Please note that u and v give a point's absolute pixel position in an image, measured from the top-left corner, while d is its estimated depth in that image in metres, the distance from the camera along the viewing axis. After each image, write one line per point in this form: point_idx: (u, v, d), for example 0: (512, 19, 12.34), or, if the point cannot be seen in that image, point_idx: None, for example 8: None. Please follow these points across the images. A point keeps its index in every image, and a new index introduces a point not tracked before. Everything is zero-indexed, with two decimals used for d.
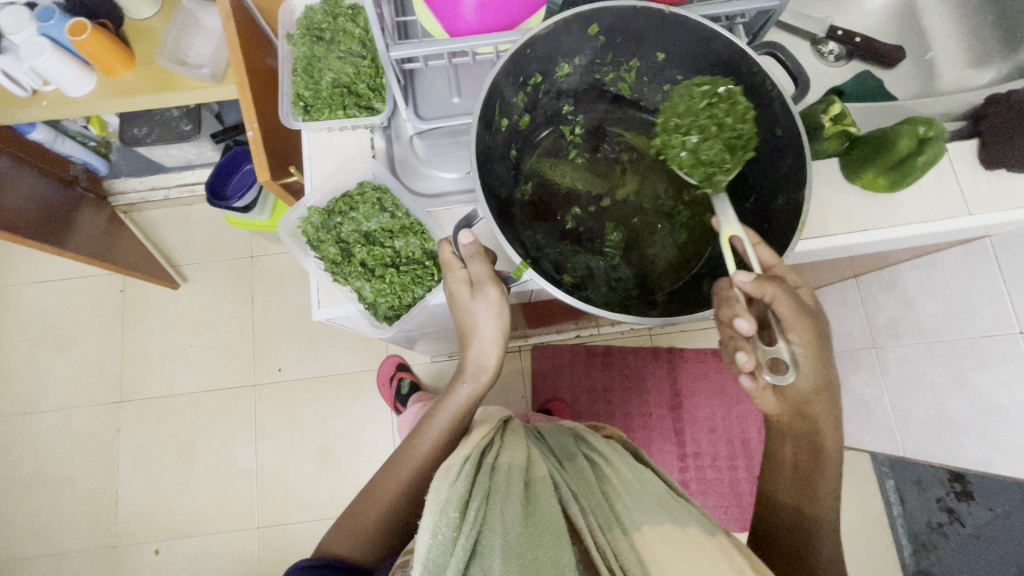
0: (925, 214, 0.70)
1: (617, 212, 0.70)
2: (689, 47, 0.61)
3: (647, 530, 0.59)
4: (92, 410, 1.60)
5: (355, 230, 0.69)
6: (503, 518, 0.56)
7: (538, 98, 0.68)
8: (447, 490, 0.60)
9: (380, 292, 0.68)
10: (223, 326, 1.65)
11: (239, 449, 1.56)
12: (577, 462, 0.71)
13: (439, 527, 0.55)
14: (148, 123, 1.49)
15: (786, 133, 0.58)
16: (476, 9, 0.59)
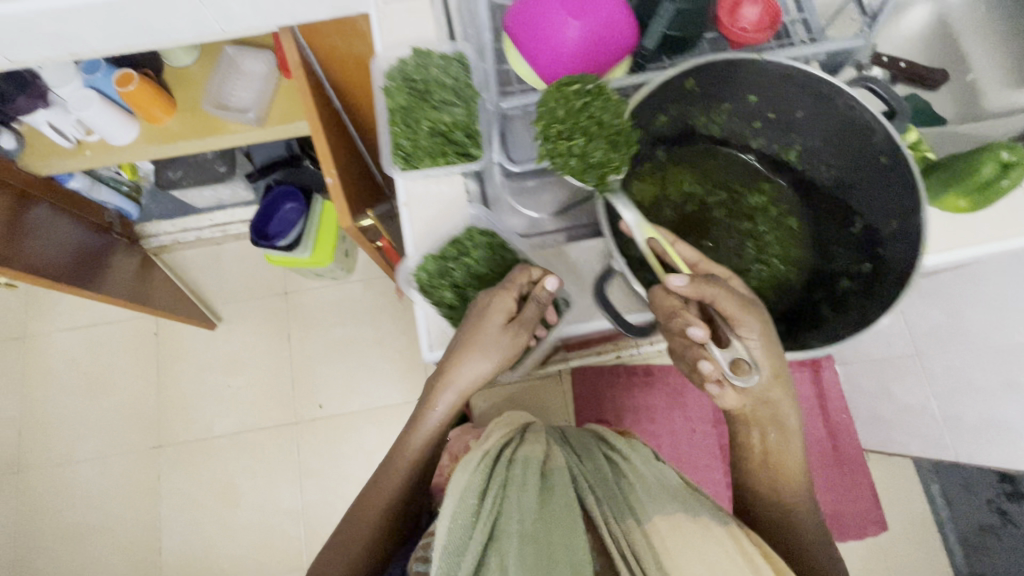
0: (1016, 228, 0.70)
1: (728, 251, 0.67)
2: (786, 85, 0.60)
3: (658, 520, 0.62)
4: (129, 457, 1.57)
5: (468, 274, 0.67)
6: (520, 505, 0.62)
7: (636, 148, 0.65)
8: (467, 480, 0.66)
9: None
10: (260, 365, 1.64)
11: (283, 489, 1.54)
12: (595, 457, 0.73)
13: (459, 513, 0.62)
14: (183, 166, 1.50)
15: (895, 164, 0.57)
16: (576, 60, 0.61)
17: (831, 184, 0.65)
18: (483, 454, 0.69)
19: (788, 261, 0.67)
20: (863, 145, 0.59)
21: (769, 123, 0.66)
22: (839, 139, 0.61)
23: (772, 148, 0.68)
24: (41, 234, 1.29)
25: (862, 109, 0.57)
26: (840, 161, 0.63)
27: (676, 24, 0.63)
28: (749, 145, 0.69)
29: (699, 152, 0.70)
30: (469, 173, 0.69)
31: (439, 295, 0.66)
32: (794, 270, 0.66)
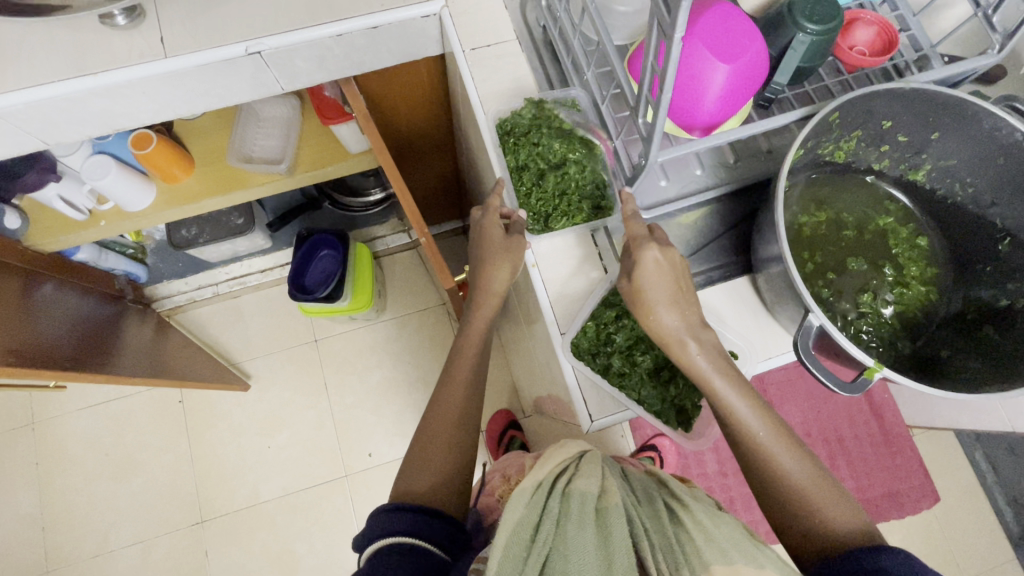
0: None
1: (867, 277, 0.66)
2: (927, 111, 0.59)
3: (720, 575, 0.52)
4: (171, 538, 1.46)
5: (629, 336, 0.62)
6: (579, 549, 0.53)
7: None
8: (521, 510, 0.58)
9: (668, 397, 0.62)
10: (300, 420, 1.56)
11: (344, 547, 1.47)
12: (654, 500, 0.63)
13: (510, 545, 0.54)
14: (197, 222, 1.41)
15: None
16: (718, 100, 0.59)
17: (964, 200, 0.65)
18: (536, 485, 0.61)
19: (927, 282, 0.67)
20: (1009, 166, 0.59)
21: (897, 146, 0.66)
22: (980, 162, 0.61)
23: (897, 168, 0.68)
24: (53, 311, 1.15)
25: (1014, 131, 0.57)
26: (975, 181, 0.63)
27: (808, 56, 0.61)
28: (870, 166, 0.69)
29: (824, 178, 0.69)
30: (601, 226, 0.65)
31: (601, 359, 0.61)
32: (935, 290, 0.67)
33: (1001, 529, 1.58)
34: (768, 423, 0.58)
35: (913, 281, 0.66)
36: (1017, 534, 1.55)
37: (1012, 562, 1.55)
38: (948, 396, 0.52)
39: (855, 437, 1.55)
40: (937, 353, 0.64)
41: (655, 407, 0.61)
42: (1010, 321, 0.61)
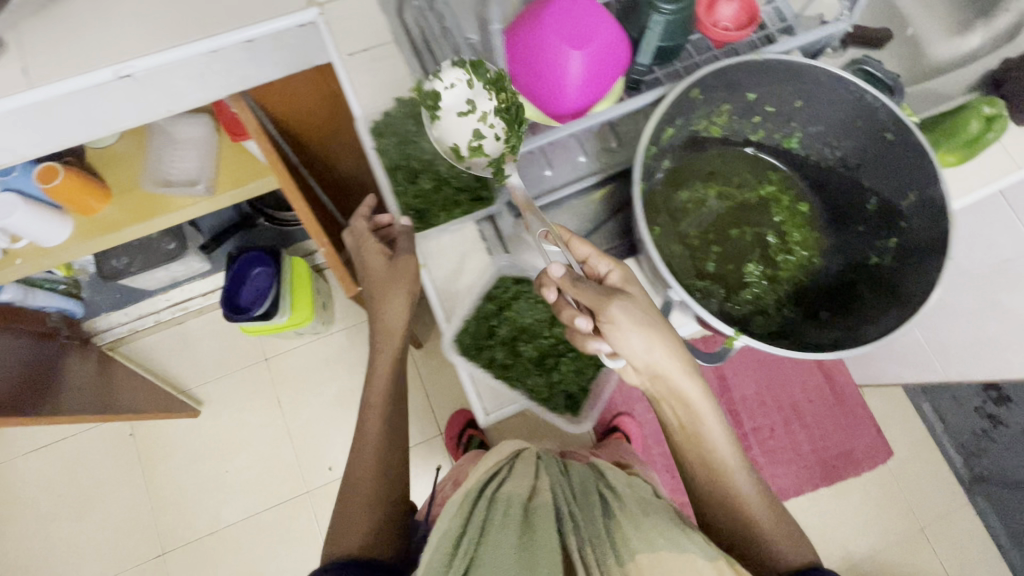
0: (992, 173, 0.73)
1: (746, 249, 0.67)
2: (786, 80, 0.61)
3: (646, 557, 0.51)
4: (134, 573, 1.44)
5: (513, 328, 0.68)
6: (497, 557, 0.51)
7: (652, 167, 0.65)
8: (445, 530, 0.55)
9: (552, 383, 0.67)
10: (257, 441, 1.54)
11: (313, 563, 1.46)
12: (591, 494, 0.60)
13: (432, 564, 0.52)
14: (127, 251, 1.38)
15: (903, 139, 0.59)
16: (578, 89, 0.59)
17: (836, 164, 0.67)
18: (464, 499, 0.58)
19: (810, 248, 0.68)
20: (866, 128, 0.61)
21: (767, 118, 0.67)
22: (844, 126, 0.63)
23: (773, 138, 0.69)
24: None
25: (867, 92, 0.58)
26: (840, 145, 0.65)
27: (668, 36, 0.62)
28: (749, 138, 0.70)
29: (705, 154, 0.70)
30: (484, 218, 0.66)
31: (486, 352, 0.66)
32: (815, 255, 0.68)
33: (954, 477, 1.62)
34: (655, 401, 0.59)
35: (793, 248, 0.68)
36: (968, 480, 1.60)
37: (966, 508, 1.60)
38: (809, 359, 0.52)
39: (808, 402, 1.59)
40: (818, 317, 0.65)
41: (541, 394, 0.66)
42: (881, 279, 0.63)
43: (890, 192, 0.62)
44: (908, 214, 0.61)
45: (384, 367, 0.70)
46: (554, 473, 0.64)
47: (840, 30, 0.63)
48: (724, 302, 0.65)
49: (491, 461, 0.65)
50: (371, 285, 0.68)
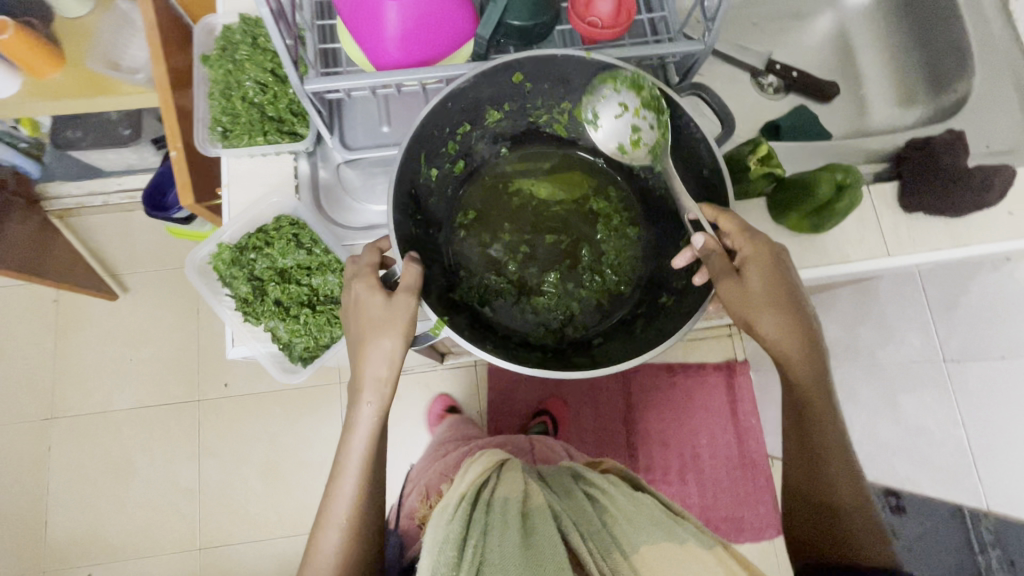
0: (848, 255, 0.69)
1: (546, 252, 0.66)
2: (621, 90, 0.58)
3: (644, 551, 0.61)
4: (21, 427, 1.51)
5: (270, 268, 0.64)
6: (503, 548, 0.57)
7: (470, 146, 0.65)
8: (445, 529, 0.60)
9: (295, 332, 0.63)
10: (166, 340, 1.58)
11: (182, 469, 1.50)
12: (575, 493, 0.71)
13: (439, 565, 0.56)
14: (83, 125, 1.41)
15: (716, 180, 0.58)
16: (399, 44, 0.57)
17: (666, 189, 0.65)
18: (460, 501, 0.65)
19: (618, 271, 0.66)
20: (691, 158, 0.59)
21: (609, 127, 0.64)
22: (676, 153, 0.61)
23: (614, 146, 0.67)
24: None
25: (691, 121, 0.55)
26: (672, 175, 0.63)
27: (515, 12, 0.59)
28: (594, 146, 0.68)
29: (547, 150, 0.69)
30: (297, 154, 0.65)
31: (234, 286, 0.63)
32: (615, 275, 0.66)
33: None
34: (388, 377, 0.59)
35: (598, 265, 0.66)
36: None
37: None
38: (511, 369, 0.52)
39: (712, 457, 1.53)
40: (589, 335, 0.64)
41: (280, 338, 0.63)
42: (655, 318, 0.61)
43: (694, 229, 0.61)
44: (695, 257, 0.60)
45: (365, 422, 0.61)
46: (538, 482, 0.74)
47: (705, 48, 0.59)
48: (508, 299, 0.65)
49: (480, 467, 0.73)
50: (355, 330, 0.58)
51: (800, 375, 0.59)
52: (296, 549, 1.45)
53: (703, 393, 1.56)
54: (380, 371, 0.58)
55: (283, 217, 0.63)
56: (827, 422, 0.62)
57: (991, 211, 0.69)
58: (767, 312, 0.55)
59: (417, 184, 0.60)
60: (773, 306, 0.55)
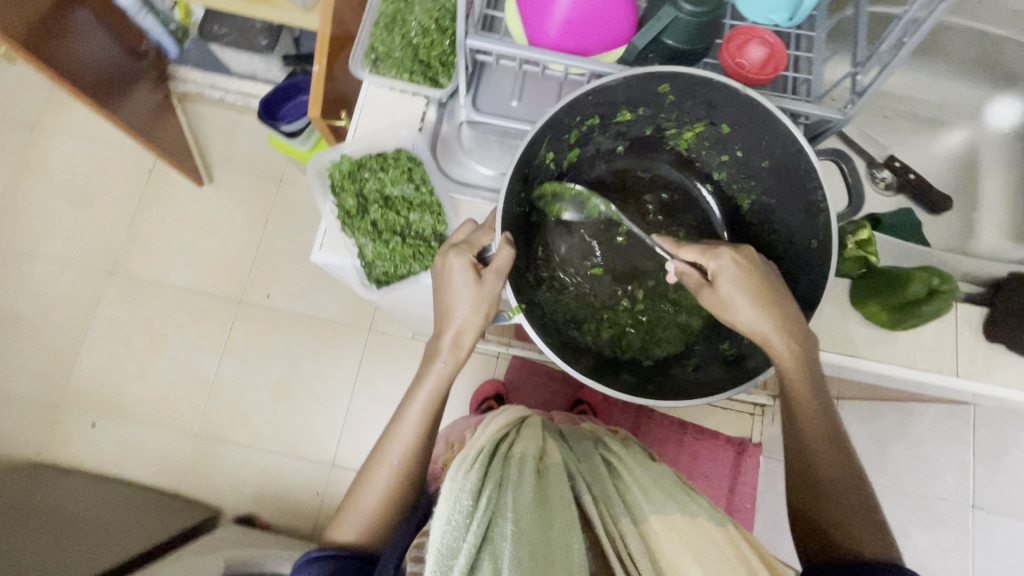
0: (915, 361, 0.68)
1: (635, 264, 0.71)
2: (761, 136, 0.61)
3: (654, 521, 0.62)
4: (81, 272, 1.61)
5: (378, 191, 0.68)
6: (517, 502, 0.58)
7: (591, 139, 0.68)
8: (461, 480, 0.60)
9: (381, 255, 0.66)
10: (232, 237, 1.66)
11: (205, 358, 1.58)
12: (593, 460, 0.74)
13: (453, 513, 0.56)
14: (230, 25, 1.50)
15: (821, 252, 0.61)
16: (561, 30, 0.62)
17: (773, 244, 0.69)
18: (476, 454, 0.66)
19: (692, 302, 0.73)
20: (802, 217, 0.63)
21: (734, 161, 0.69)
22: (791, 207, 0.65)
23: (732, 188, 0.73)
24: (76, 35, 1.25)
25: (819, 188, 0.59)
26: (777, 223, 0.68)
27: (680, 36, 0.61)
28: (713, 175, 0.74)
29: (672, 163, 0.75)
30: (430, 100, 0.69)
31: (342, 197, 0.67)
32: (690, 309, 0.72)
33: None
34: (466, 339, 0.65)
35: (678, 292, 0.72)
36: None
37: None
38: (566, 369, 0.58)
39: None
40: (644, 354, 0.71)
41: (367, 256, 0.66)
42: (712, 361, 0.68)
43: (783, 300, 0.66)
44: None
45: (432, 380, 0.67)
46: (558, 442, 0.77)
47: (843, 119, 0.60)
48: (587, 292, 0.71)
49: (501, 422, 0.78)
50: (438, 301, 0.64)
51: (793, 386, 0.60)
52: (280, 467, 1.51)
53: (710, 461, 1.52)
54: (460, 339, 0.64)
55: (403, 151, 0.68)
56: (832, 447, 0.62)
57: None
58: (738, 302, 0.59)
59: (535, 164, 0.63)
60: (741, 295, 0.59)
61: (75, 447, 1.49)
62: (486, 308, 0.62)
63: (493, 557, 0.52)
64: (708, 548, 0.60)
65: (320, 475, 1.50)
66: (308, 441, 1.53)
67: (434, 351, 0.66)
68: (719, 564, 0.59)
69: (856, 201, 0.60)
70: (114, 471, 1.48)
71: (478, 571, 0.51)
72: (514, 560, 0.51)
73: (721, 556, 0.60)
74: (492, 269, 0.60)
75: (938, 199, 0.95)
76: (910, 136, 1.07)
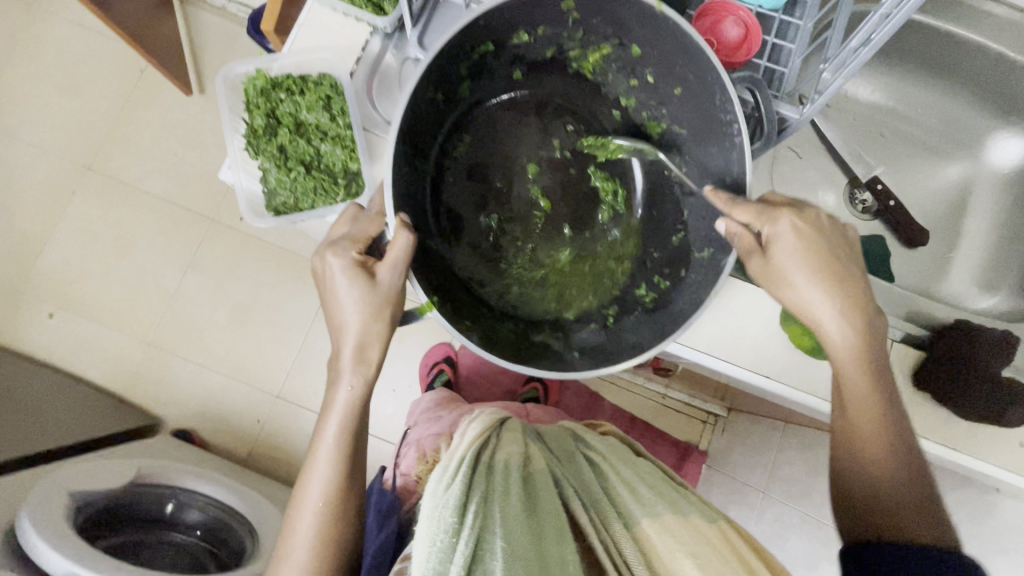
0: (834, 393, 0.69)
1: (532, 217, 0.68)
2: (673, 57, 0.58)
3: (648, 524, 0.55)
4: (60, 161, 1.56)
5: (292, 115, 0.66)
6: (506, 517, 0.51)
7: (484, 65, 0.62)
8: (442, 494, 0.54)
9: (282, 184, 0.65)
10: (213, 153, 1.56)
11: (168, 269, 1.54)
12: (576, 459, 0.66)
13: (438, 532, 0.50)
14: None
15: (736, 189, 0.59)
16: None
17: (676, 181, 0.66)
18: (454, 463, 0.59)
19: (598, 258, 0.69)
20: (713, 156, 0.61)
21: (644, 86, 0.64)
22: (702, 142, 0.62)
23: (641, 115, 0.67)
24: None
25: (733, 120, 0.56)
26: (683, 160, 0.65)
27: None
28: (619, 100, 0.68)
29: (571, 90, 0.69)
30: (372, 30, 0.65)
31: (251, 114, 0.65)
32: (596, 253, 0.69)
33: None
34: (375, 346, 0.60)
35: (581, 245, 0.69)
36: None
37: None
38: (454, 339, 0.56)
39: None
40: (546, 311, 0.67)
41: (267, 183, 0.65)
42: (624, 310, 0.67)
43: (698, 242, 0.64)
44: (693, 264, 0.64)
45: (340, 405, 0.61)
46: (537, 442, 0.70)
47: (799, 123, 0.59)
48: (474, 238, 0.67)
49: (479, 426, 0.67)
50: (329, 306, 0.60)
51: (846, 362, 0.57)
52: (226, 390, 1.50)
53: None
54: (365, 351, 0.60)
55: (327, 76, 0.64)
56: (887, 433, 0.57)
57: (993, 429, 0.68)
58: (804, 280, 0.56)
59: (440, 86, 0.59)
60: (803, 271, 0.55)
61: (34, 334, 1.51)
62: (388, 310, 0.59)
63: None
64: (708, 553, 0.53)
65: (262, 403, 1.49)
66: (256, 369, 1.50)
67: (336, 372, 0.60)
68: (720, 566, 0.52)
69: (767, 130, 0.58)
70: (66, 365, 1.50)
71: None
72: None
73: (721, 561, 0.53)
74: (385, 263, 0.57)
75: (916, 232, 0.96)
76: (906, 159, 1.05)
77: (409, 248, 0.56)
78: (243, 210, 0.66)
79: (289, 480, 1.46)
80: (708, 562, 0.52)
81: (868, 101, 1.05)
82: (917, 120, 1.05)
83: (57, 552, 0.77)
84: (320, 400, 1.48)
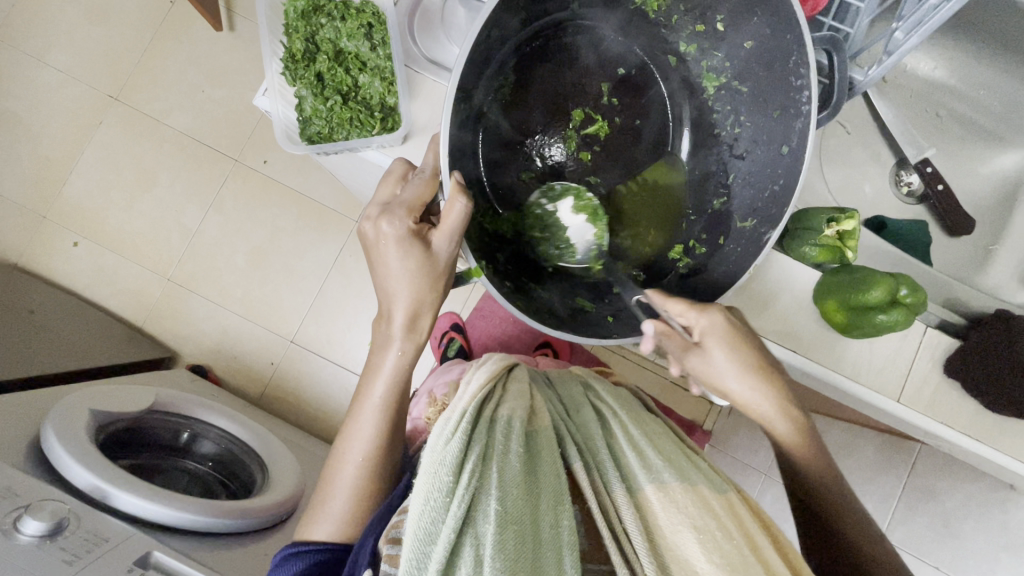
0: (859, 373, 0.69)
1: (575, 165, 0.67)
2: (752, 5, 0.57)
3: (651, 491, 0.51)
4: (85, 89, 1.55)
5: (331, 42, 0.68)
6: (503, 478, 0.49)
7: None
8: (440, 452, 0.52)
9: (318, 112, 0.67)
10: (241, 92, 1.54)
11: (191, 206, 1.54)
12: (583, 411, 0.64)
13: (432, 492, 0.48)
14: None
15: (792, 160, 0.60)
16: None
17: (725, 142, 0.66)
18: (455, 416, 0.56)
19: (645, 226, 0.67)
20: (775, 123, 0.61)
21: (714, 34, 0.63)
22: (766, 104, 0.61)
23: (699, 66, 0.66)
24: None
25: (803, 87, 0.57)
26: (736, 121, 0.65)
27: None
28: (678, 46, 0.66)
29: (631, 26, 0.66)
30: None
31: (292, 38, 0.67)
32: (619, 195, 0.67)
33: None
34: (417, 304, 0.60)
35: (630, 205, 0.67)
36: None
37: None
38: (495, 296, 0.56)
39: None
40: (586, 253, 0.66)
41: (304, 110, 0.68)
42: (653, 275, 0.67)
43: (741, 209, 0.64)
44: (733, 232, 0.64)
45: (388, 368, 0.62)
46: (544, 393, 0.68)
47: (867, 82, 0.61)
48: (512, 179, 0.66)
49: (484, 376, 0.65)
50: (376, 270, 0.61)
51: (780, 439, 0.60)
52: (240, 330, 1.52)
53: None
54: (417, 320, 0.61)
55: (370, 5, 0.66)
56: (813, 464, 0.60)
57: (1013, 420, 0.69)
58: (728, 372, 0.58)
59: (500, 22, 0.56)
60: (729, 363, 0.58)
61: (55, 260, 1.53)
62: (441, 281, 0.60)
63: (475, 544, 0.45)
64: (713, 527, 0.48)
65: (276, 346, 1.51)
66: (272, 312, 1.52)
67: (388, 339, 0.62)
68: (724, 543, 0.47)
69: (835, 103, 0.61)
70: (87, 293, 1.52)
71: (458, 558, 0.45)
72: (498, 546, 0.44)
73: (726, 539, 0.48)
74: (441, 231, 0.57)
75: (961, 219, 0.97)
76: (957, 144, 1.04)
77: (464, 215, 0.55)
78: (278, 135, 0.69)
79: (298, 423, 1.49)
80: (711, 537, 0.48)
81: (926, 78, 1.03)
82: (975, 103, 1.03)
83: (77, 464, 0.80)
84: (333, 347, 1.50)
